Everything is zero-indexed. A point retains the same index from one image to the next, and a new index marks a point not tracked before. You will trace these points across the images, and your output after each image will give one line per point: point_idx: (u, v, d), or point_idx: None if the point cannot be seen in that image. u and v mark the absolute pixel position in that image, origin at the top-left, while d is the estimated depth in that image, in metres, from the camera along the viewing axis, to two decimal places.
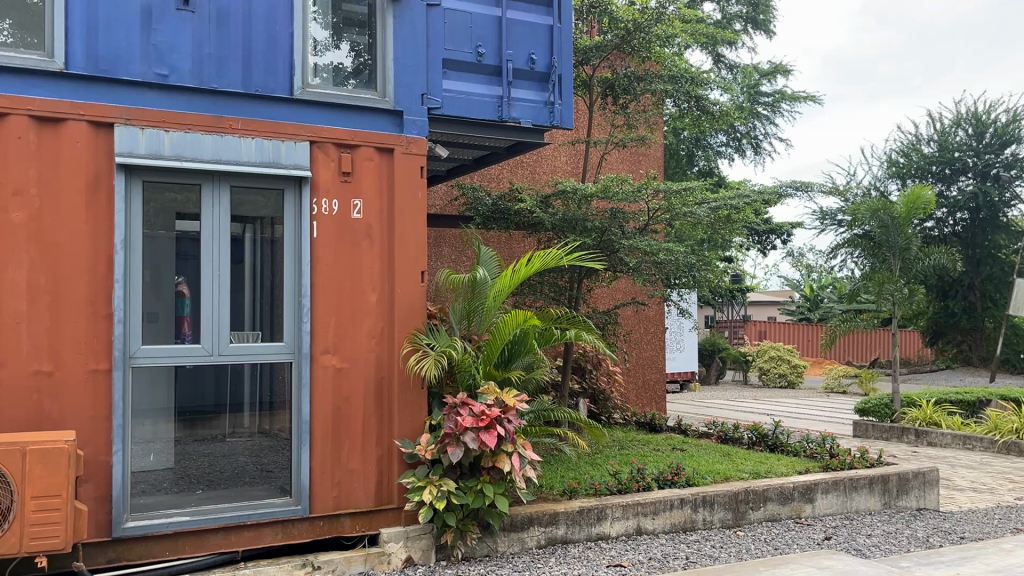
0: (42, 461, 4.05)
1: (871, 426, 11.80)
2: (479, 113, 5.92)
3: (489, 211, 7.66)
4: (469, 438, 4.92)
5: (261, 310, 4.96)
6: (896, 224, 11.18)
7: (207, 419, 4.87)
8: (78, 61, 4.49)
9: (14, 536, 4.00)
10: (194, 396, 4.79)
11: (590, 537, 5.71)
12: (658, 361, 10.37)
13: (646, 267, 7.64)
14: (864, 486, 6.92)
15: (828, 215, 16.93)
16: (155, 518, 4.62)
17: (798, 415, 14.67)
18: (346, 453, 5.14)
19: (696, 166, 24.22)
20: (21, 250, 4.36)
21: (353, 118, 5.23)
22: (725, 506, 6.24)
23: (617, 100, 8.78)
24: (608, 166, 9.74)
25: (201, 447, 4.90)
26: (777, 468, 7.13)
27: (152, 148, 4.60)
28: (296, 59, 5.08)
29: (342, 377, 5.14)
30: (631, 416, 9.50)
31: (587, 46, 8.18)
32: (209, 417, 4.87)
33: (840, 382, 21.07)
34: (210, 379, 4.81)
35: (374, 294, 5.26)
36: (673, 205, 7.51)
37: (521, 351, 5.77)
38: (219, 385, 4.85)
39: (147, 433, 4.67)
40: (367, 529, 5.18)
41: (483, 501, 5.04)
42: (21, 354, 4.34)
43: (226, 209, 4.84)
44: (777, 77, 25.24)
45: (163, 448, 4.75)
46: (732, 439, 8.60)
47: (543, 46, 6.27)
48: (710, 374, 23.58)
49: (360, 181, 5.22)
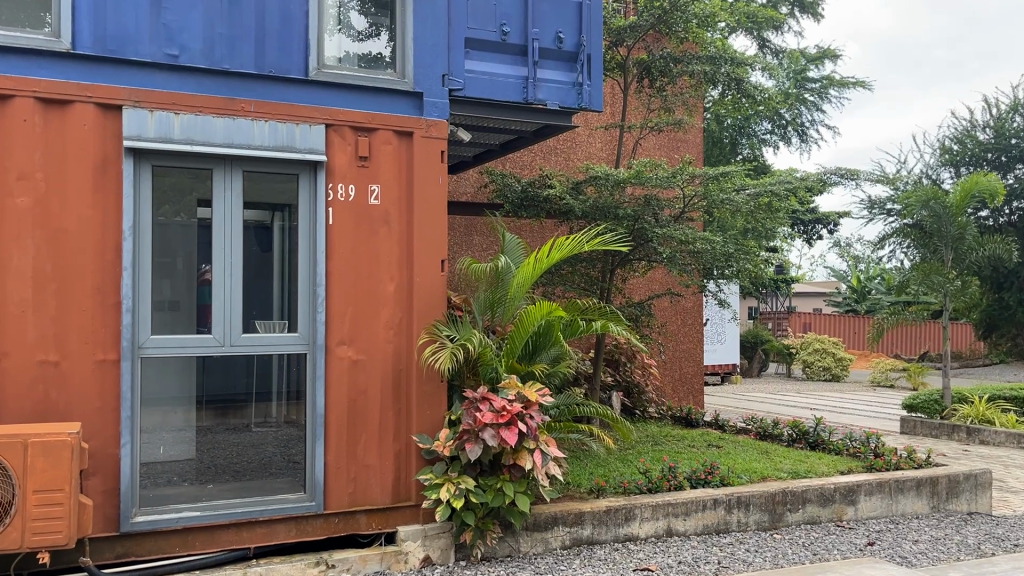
0: (45, 454, 3.93)
1: (919, 423, 11.33)
2: (504, 95, 5.67)
3: (519, 198, 7.43)
4: (489, 435, 4.72)
5: (290, 298, 4.85)
6: (949, 214, 10.70)
7: (238, 407, 4.75)
8: (85, 41, 4.34)
9: (15, 530, 3.89)
10: (226, 387, 4.70)
11: (618, 538, 5.47)
12: (696, 355, 10.04)
13: (682, 256, 7.32)
14: (911, 488, 6.56)
15: (879, 204, 16.42)
16: (164, 513, 4.48)
17: (842, 410, 14.21)
18: (362, 448, 4.96)
19: (740, 154, 23.44)
20: (26, 237, 4.24)
21: (371, 100, 5.03)
22: (762, 507, 5.94)
23: (653, 84, 8.46)
24: (645, 151, 9.43)
25: (231, 436, 4.81)
26: (818, 467, 6.80)
27: (161, 131, 4.45)
28: (311, 38, 4.88)
29: (358, 370, 4.96)
30: (667, 410, 9.24)
31: (621, 26, 7.91)
32: (241, 405, 4.76)
33: (887, 376, 20.47)
34: (241, 370, 4.72)
35: (392, 284, 5.06)
36: (710, 191, 7.20)
37: (546, 343, 5.54)
38: (251, 376, 4.74)
39: (179, 422, 4.62)
40: (384, 526, 5.00)
41: (503, 499, 4.82)
42: (26, 344, 4.22)
43: (239, 194, 4.69)
44: (825, 62, 24.50)
45: (191, 437, 4.68)
46: (772, 436, 8.24)
47: (571, 24, 5.97)
48: (752, 367, 23.11)
49: (378, 165, 5.02)
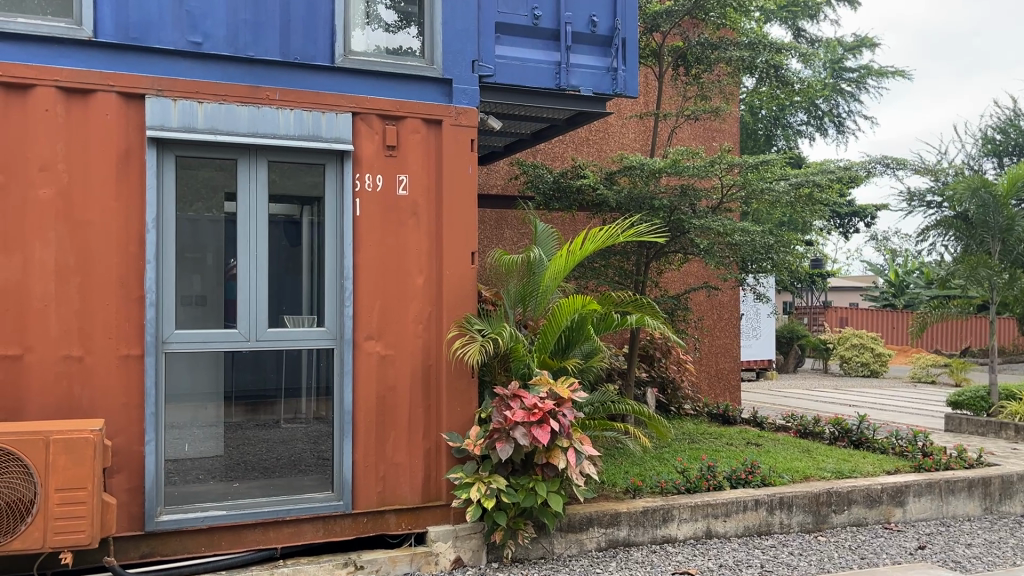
0: (67, 451, 3.83)
1: (964, 421, 10.99)
2: (535, 81, 5.49)
3: (551, 189, 7.24)
4: (520, 433, 4.57)
5: (319, 293, 4.73)
6: (997, 203, 10.31)
7: (268, 403, 4.71)
8: (107, 28, 4.24)
9: (37, 530, 3.80)
10: (258, 381, 4.62)
11: (656, 539, 5.28)
12: (734, 350, 9.78)
13: (719, 249, 7.09)
14: (963, 489, 6.28)
15: (918, 195, 16.01)
16: (189, 512, 4.38)
17: (883, 407, 13.84)
18: (391, 446, 4.82)
19: (775, 146, 22.96)
20: (49, 229, 4.14)
21: (399, 87, 4.88)
22: (805, 508, 5.71)
23: (689, 71, 8.22)
24: (680, 141, 9.19)
25: (260, 432, 4.81)
26: (863, 466, 6.54)
27: (185, 121, 4.34)
28: (337, 24, 4.74)
29: (387, 365, 4.82)
30: (703, 407, 9.02)
31: (657, 11, 7.65)
32: (270, 402, 4.71)
33: (928, 371, 19.98)
34: (272, 364, 4.62)
35: (421, 277, 4.91)
36: (750, 180, 6.96)
37: (579, 338, 5.36)
38: (283, 371, 4.66)
39: (210, 417, 4.60)
40: (414, 526, 4.86)
41: (535, 500, 4.66)
42: (49, 338, 4.13)
43: (264, 185, 4.57)
44: (863, 51, 23.95)
45: (220, 432, 4.67)
46: (813, 434, 7.98)
47: (605, 8, 5.74)
48: (788, 362, 22.72)
49: (406, 155, 4.87)
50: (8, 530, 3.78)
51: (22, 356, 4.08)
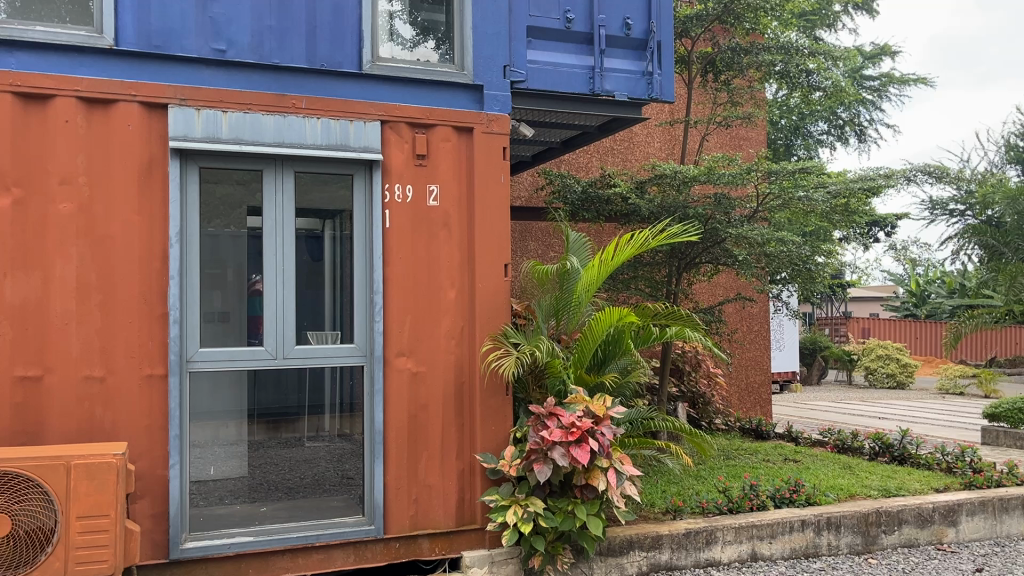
0: (88, 477, 3.66)
1: (1002, 434, 10.69)
2: (568, 86, 5.31)
3: (580, 199, 7.02)
4: (559, 454, 4.36)
5: (346, 309, 4.56)
6: None
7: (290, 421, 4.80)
8: (129, 36, 4.10)
9: (57, 560, 3.62)
10: (279, 400, 4.63)
11: (699, 563, 5.04)
12: (765, 362, 9.51)
13: (755, 259, 6.94)
14: (1017, 507, 6.01)
15: (941, 203, 15.80)
16: (216, 539, 4.18)
17: (917, 419, 13.50)
18: (424, 468, 4.62)
19: (795, 156, 22.68)
20: (70, 245, 3.98)
21: (428, 94, 4.71)
22: (854, 529, 5.46)
23: (718, 77, 8.03)
24: (708, 149, 8.99)
25: (282, 451, 5.01)
26: (910, 484, 6.27)
27: (209, 131, 4.18)
28: (364, 29, 4.58)
29: (418, 383, 4.62)
30: (734, 421, 8.80)
31: (687, 15, 7.47)
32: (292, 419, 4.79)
33: (956, 382, 19.47)
34: (294, 384, 4.54)
35: (452, 291, 4.73)
36: (785, 189, 6.72)
37: (617, 352, 5.16)
38: (302, 391, 4.63)
39: (232, 437, 4.75)
40: (447, 552, 4.65)
41: (574, 523, 4.44)
42: (70, 359, 3.97)
43: (291, 197, 4.40)
44: (884, 59, 23.67)
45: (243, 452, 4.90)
46: (851, 449, 7.72)
47: (639, 10, 5.57)
48: (811, 375, 22.40)
49: (436, 164, 4.69)
50: (27, 561, 3.60)
51: (41, 377, 3.92)
